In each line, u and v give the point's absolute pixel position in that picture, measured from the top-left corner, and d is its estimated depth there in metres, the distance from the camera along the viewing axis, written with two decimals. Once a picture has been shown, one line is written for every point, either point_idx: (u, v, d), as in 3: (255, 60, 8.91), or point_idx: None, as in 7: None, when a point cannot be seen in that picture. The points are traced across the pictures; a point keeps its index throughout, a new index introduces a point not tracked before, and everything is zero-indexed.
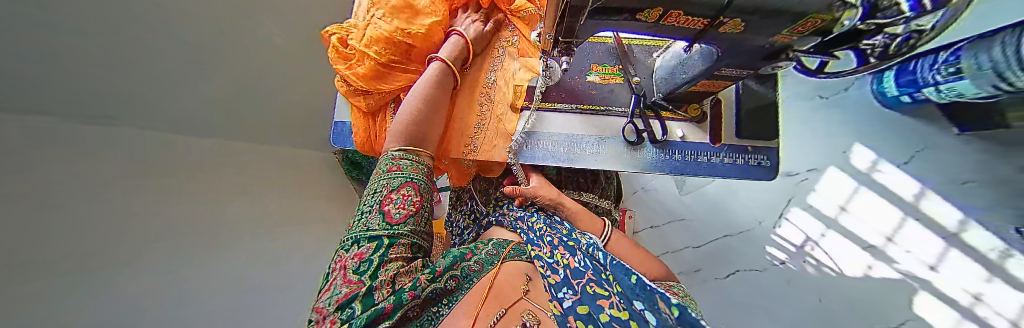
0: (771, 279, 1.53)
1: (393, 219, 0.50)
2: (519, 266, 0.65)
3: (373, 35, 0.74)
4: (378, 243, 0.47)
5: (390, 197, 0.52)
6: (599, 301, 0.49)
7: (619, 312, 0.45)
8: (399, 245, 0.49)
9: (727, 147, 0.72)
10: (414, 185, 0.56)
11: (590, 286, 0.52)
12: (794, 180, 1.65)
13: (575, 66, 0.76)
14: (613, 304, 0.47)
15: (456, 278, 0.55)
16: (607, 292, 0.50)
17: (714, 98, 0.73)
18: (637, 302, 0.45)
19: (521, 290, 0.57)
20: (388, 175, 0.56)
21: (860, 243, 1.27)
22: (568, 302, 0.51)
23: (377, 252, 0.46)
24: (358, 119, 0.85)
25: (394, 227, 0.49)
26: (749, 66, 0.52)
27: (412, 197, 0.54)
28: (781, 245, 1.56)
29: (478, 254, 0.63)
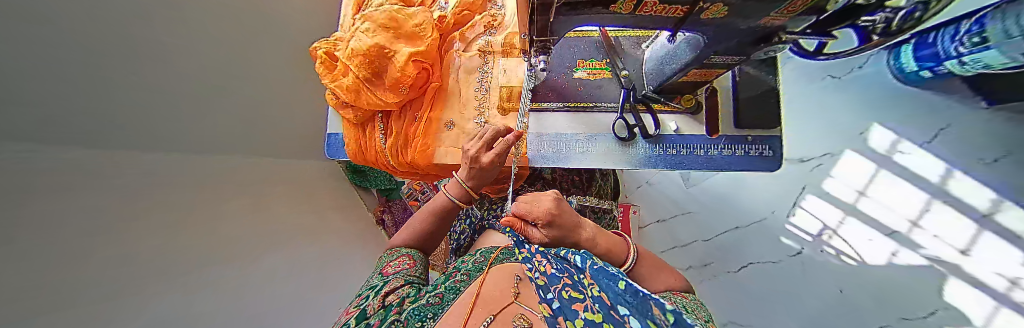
0: (788, 270, 1.50)
1: (389, 272, 0.62)
2: (508, 267, 0.61)
3: (354, 48, 0.69)
4: (372, 289, 0.57)
5: (385, 263, 0.66)
6: (574, 306, 0.34)
7: (591, 314, 0.31)
8: (394, 282, 0.59)
9: (726, 138, 0.68)
10: (406, 253, 0.69)
11: (563, 289, 0.38)
12: (808, 167, 1.59)
13: (560, 62, 0.74)
14: (587, 305, 0.32)
15: (439, 295, 0.56)
16: (582, 295, 0.35)
17: (709, 88, 0.69)
18: (620, 307, 0.28)
19: (511, 294, 0.51)
20: (388, 253, 0.69)
21: (883, 229, 1.40)
22: (555, 303, 0.38)
23: (371, 292, 0.56)
24: (348, 130, 0.88)
25: (386, 277, 0.61)
26: (739, 52, 0.49)
27: (406, 261, 0.66)
28: (798, 234, 1.53)
29: (465, 267, 0.67)
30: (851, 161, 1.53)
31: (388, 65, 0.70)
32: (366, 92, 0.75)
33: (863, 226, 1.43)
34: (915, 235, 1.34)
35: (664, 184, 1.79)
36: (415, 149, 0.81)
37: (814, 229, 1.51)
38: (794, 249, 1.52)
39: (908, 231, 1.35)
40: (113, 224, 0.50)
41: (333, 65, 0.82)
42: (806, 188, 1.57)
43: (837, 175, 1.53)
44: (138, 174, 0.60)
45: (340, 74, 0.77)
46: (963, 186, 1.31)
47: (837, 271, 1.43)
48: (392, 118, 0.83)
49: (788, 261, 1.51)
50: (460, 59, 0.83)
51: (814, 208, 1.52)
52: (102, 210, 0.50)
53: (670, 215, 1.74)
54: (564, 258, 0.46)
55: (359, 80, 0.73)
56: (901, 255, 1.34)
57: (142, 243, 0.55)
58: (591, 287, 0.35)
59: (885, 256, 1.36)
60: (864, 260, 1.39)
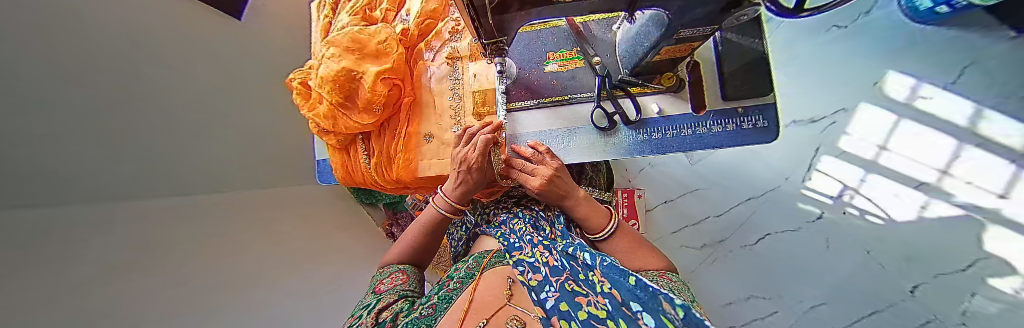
0: (807, 237, 1.43)
1: (382, 288, 0.61)
2: (502, 270, 0.60)
3: (322, 75, 0.69)
4: (366, 308, 0.56)
5: (381, 279, 0.65)
6: (578, 299, 0.45)
7: (596, 310, 0.42)
8: (387, 297, 0.58)
9: (713, 113, 0.64)
10: (402, 270, 0.67)
11: (568, 284, 0.48)
12: (821, 126, 1.50)
13: (528, 57, 0.71)
14: (591, 302, 0.43)
15: (434, 305, 0.55)
16: (586, 291, 0.46)
17: (690, 62, 0.65)
18: (631, 303, 0.40)
19: (504, 296, 0.53)
20: (381, 272, 0.69)
21: (909, 182, 1.29)
22: (550, 302, 0.47)
23: (366, 310, 0.55)
24: (335, 154, 0.89)
25: (378, 294, 0.59)
26: (710, 22, 0.44)
27: (400, 275, 0.65)
28: (816, 198, 1.45)
29: (458, 274, 0.63)
30: (866, 114, 1.42)
31: (357, 87, 0.69)
32: (342, 117, 0.74)
33: (887, 182, 1.33)
34: (946, 185, 1.23)
35: (668, 163, 1.73)
36: (398, 166, 0.80)
37: (833, 191, 1.42)
38: (814, 214, 1.43)
39: (937, 181, 1.25)
40: (34, 307, 0.47)
41: (309, 93, 0.81)
42: (821, 148, 1.48)
43: (851, 132, 1.44)
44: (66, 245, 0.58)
45: (315, 102, 0.76)
46: (987, 128, 1.22)
47: (862, 231, 1.34)
48: (373, 138, 0.83)
49: (808, 228, 1.44)
50: (432, 69, 0.82)
51: (831, 168, 1.44)
52: (31, 291, 0.48)
53: (677, 195, 1.69)
54: (573, 255, 0.55)
55: (332, 106, 0.72)
56: (932, 207, 1.23)
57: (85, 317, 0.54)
58: (600, 284, 0.46)
59: (914, 211, 1.26)
60: (890, 217, 1.30)
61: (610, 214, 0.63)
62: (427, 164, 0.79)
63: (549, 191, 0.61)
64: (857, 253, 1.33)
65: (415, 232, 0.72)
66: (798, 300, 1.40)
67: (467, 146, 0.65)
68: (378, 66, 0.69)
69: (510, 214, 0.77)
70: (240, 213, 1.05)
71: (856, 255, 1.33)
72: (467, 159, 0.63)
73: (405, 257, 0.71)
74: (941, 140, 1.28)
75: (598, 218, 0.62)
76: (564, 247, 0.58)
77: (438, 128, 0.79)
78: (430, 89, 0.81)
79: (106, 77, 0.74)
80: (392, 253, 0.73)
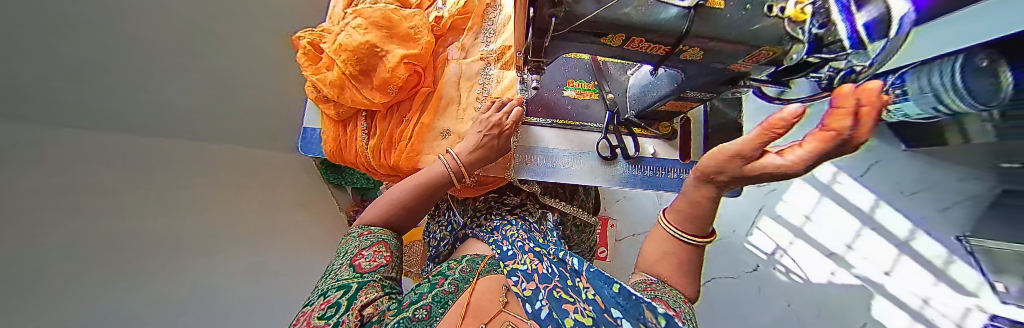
0: (743, 285, 1.67)
1: (364, 267, 0.53)
2: (494, 278, 0.58)
3: (341, 43, 0.68)
4: (347, 289, 0.48)
5: (362, 253, 0.56)
6: (566, 306, 0.45)
7: (584, 318, 0.42)
8: (370, 287, 0.50)
9: (697, 164, 0.74)
10: (386, 244, 0.61)
11: (557, 291, 0.48)
12: (765, 191, 1.86)
13: (551, 79, 0.77)
14: (579, 309, 0.44)
15: (427, 307, 0.52)
16: (573, 297, 0.46)
17: (683, 117, 0.75)
18: (611, 309, 0.43)
19: (499, 302, 0.52)
20: (363, 237, 0.60)
21: (823, 251, 1.56)
22: (543, 311, 0.46)
23: (346, 295, 0.47)
24: (330, 126, 0.85)
25: (362, 275, 0.52)
26: (710, 90, 0.54)
27: (384, 252, 0.58)
28: (755, 253, 1.75)
29: (452, 275, 0.62)
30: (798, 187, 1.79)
31: (377, 64, 0.69)
32: (350, 89, 0.73)
33: (807, 247, 1.61)
34: (849, 257, 1.46)
35: (641, 199, 1.89)
36: (400, 152, 0.79)
37: (768, 248, 1.73)
38: (752, 265, 1.71)
39: (843, 253, 1.49)
40: None
41: (317, 56, 0.78)
42: (763, 210, 1.84)
43: (787, 200, 1.79)
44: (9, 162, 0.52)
45: (324, 68, 0.74)
46: (888, 214, 1.48)
47: (785, 286, 1.56)
48: (378, 119, 0.81)
49: (745, 276, 1.69)
50: (458, 66, 0.84)
51: (768, 229, 1.78)
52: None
53: (644, 229, 1.84)
54: (562, 261, 0.57)
55: (344, 76, 0.70)
56: (838, 275, 1.45)
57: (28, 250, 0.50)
58: (585, 290, 0.48)
59: (825, 276, 1.48)
60: (807, 278, 1.51)
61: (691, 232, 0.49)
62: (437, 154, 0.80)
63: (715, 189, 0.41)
64: (779, 306, 1.51)
65: (397, 195, 0.65)
66: None
67: (500, 112, 0.67)
68: (405, 51, 0.70)
69: (503, 221, 0.78)
70: (197, 170, 0.96)
71: (777, 307, 1.52)
72: (502, 124, 0.66)
73: (385, 223, 0.65)
74: (850, 219, 1.56)
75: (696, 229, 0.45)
76: (554, 253, 0.60)
77: (457, 124, 0.81)
78: (453, 85, 0.83)
79: None
80: (367, 213, 0.66)
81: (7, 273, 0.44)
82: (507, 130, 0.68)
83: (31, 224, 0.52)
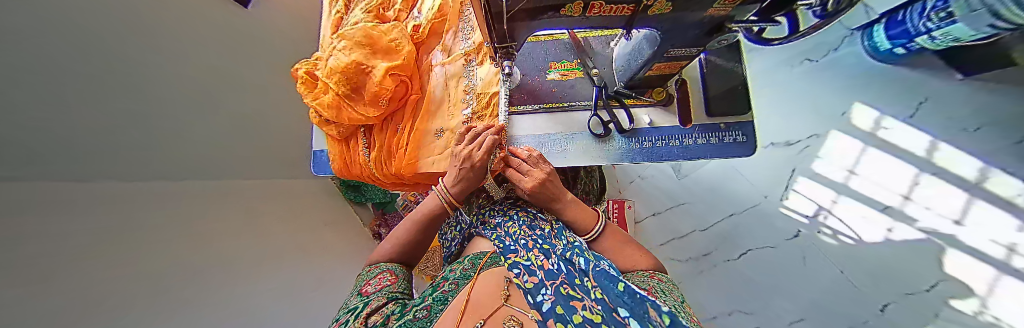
0: (786, 255, 1.49)
1: (369, 291, 0.58)
2: (498, 272, 0.60)
3: (331, 66, 0.71)
4: (354, 310, 0.52)
5: (368, 282, 0.61)
6: (573, 302, 0.41)
7: (591, 315, 0.37)
8: (375, 301, 0.54)
9: (699, 127, 0.70)
10: (390, 270, 0.65)
11: (565, 288, 0.45)
12: (797, 149, 1.61)
13: (533, 65, 0.76)
14: (586, 306, 0.39)
15: (427, 308, 0.53)
16: (580, 295, 0.43)
17: (678, 80, 0.71)
18: (620, 309, 0.36)
19: (500, 296, 0.51)
20: (371, 271, 0.66)
21: (876, 205, 1.38)
22: (545, 305, 0.43)
23: (353, 314, 0.51)
24: (334, 146, 0.89)
25: (367, 297, 0.56)
26: (695, 43, 0.50)
27: (388, 277, 0.63)
28: (793, 217, 1.53)
29: (454, 275, 0.64)
30: (838, 140, 1.55)
31: (366, 80, 0.72)
32: (346, 108, 0.75)
33: (856, 204, 1.42)
34: (908, 209, 1.32)
35: (656, 176, 1.82)
36: (400, 160, 0.81)
37: (809, 210, 1.50)
38: (791, 231, 1.51)
39: (899, 205, 1.34)
40: (28, 264, 0.49)
41: (314, 83, 0.82)
42: (797, 170, 1.59)
43: (823, 157, 1.55)
44: (69, 221, 0.62)
45: (320, 92, 0.78)
46: (947, 158, 1.33)
47: (834, 251, 1.40)
48: (376, 132, 0.84)
49: (785, 245, 1.50)
50: (442, 68, 0.84)
51: (807, 190, 1.53)
52: (55, 262, 0.54)
53: (665, 207, 1.76)
54: (569, 260, 0.55)
55: (338, 96, 0.73)
56: (898, 231, 1.31)
57: (103, 291, 0.59)
58: (594, 291, 0.44)
59: (882, 233, 1.34)
60: (861, 239, 1.37)
61: (598, 216, 0.69)
62: (436, 156, 0.79)
63: (539, 194, 0.66)
64: (833, 272, 1.38)
65: (406, 228, 0.72)
66: (778, 315, 1.42)
67: (472, 145, 0.67)
68: (388, 63, 0.72)
69: (505, 217, 0.78)
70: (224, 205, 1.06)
71: (831, 273, 1.38)
72: (472, 157, 0.66)
73: (396, 257, 0.70)
74: (903, 167, 1.39)
75: (587, 220, 0.68)
76: (562, 251, 0.58)
77: (447, 122, 0.80)
78: (441, 87, 0.83)
79: (81, 41, 0.70)
80: (379, 251, 0.71)
81: (49, 312, 0.48)
82: (478, 161, 0.66)
83: (72, 264, 0.57)
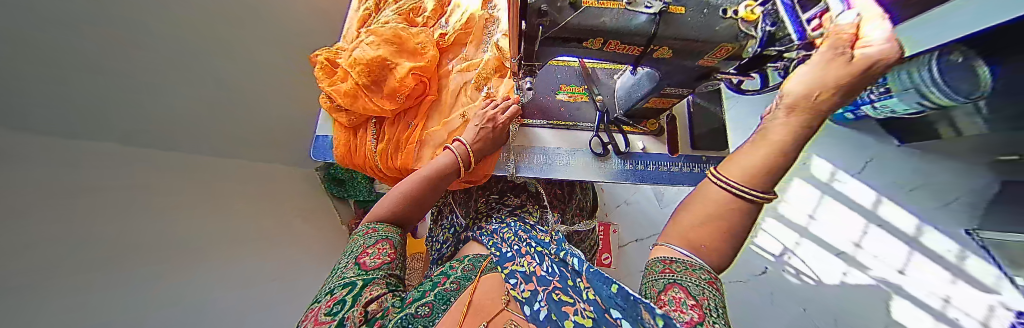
0: (755, 288, 1.56)
1: (368, 265, 0.51)
2: (494, 279, 0.58)
3: (357, 58, 0.76)
4: (353, 286, 0.46)
5: (366, 252, 0.54)
6: (565, 308, 0.43)
7: (583, 319, 0.40)
8: (375, 285, 0.48)
9: (685, 157, 0.79)
10: (390, 241, 0.59)
11: (556, 293, 0.46)
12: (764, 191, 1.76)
13: (545, 86, 0.86)
14: (578, 310, 0.42)
15: (429, 305, 0.50)
16: (572, 299, 0.45)
17: (669, 115, 0.82)
18: (610, 311, 0.40)
19: (502, 301, 0.51)
20: (367, 235, 0.58)
21: (832, 250, 1.50)
22: (542, 313, 0.44)
23: (351, 293, 0.45)
24: (340, 132, 0.91)
25: (368, 272, 0.50)
26: (686, 85, 0.60)
27: (387, 249, 0.56)
28: (761, 253, 1.63)
29: (455, 274, 0.63)
30: (800, 188, 1.70)
31: (388, 75, 0.77)
32: (362, 97, 0.79)
33: (816, 247, 1.53)
34: (859, 257, 1.43)
35: (642, 203, 1.93)
36: (408, 154, 0.85)
37: (775, 249, 1.62)
38: (759, 267, 1.60)
39: (852, 252, 1.46)
40: None
41: (332, 69, 0.85)
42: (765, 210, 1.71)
43: (789, 199, 1.70)
44: None
45: (338, 80, 0.81)
46: (890, 212, 1.48)
47: (798, 290, 1.48)
48: (387, 124, 0.87)
49: (755, 280, 1.58)
50: (458, 75, 0.90)
51: (774, 230, 1.65)
52: None
53: (647, 235, 1.84)
54: (563, 260, 0.56)
55: (358, 86, 0.77)
56: (851, 275, 1.41)
57: None
58: (585, 292, 0.46)
59: (837, 276, 1.43)
60: (820, 279, 1.46)
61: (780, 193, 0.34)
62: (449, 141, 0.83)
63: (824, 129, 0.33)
64: (795, 309, 1.45)
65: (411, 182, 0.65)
66: None
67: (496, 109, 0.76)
68: (414, 62, 0.79)
69: (502, 224, 0.79)
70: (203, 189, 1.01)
71: (794, 310, 1.45)
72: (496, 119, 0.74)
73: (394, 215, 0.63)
74: (855, 216, 1.54)
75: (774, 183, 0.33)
76: (555, 252, 0.59)
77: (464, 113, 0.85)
78: (459, 87, 0.88)
79: None
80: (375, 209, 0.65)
81: None
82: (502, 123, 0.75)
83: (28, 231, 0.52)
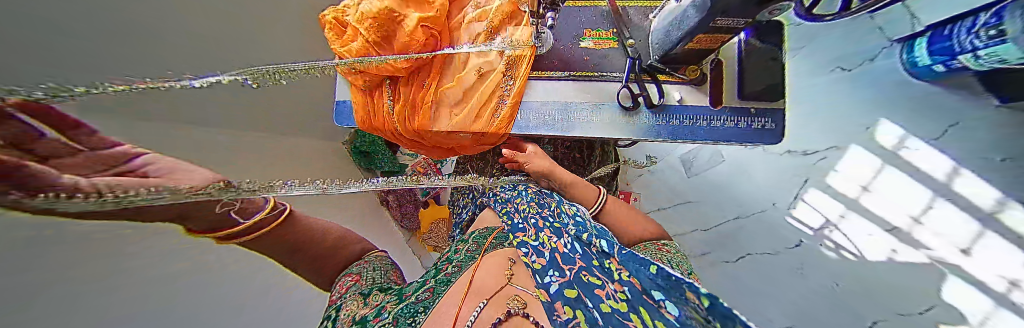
0: (784, 260, 1.45)
1: (335, 296, 0.55)
2: (506, 252, 0.66)
3: (365, 11, 0.69)
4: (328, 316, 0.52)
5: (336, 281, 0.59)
6: (596, 291, 0.50)
7: (619, 304, 0.48)
8: (349, 301, 0.53)
9: (729, 110, 0.69)
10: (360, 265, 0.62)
11: (584, 275, 0.53)
12: (811, 160, 1.54)
13: (567, 32, 0.77)
14: (611, 294, 0.49)
15: (430, 289, 0.59)
16: (601, 281, 0.51)
17: (714, 60, 0.69)
18: (654, 292, 0.44)
19: (506, 277, 0.59)
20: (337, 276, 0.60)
21: (882, 225, 1.27)
22: (553, 286, 0.53)
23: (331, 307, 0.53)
24: (357, 97, 0.89)
25: (334, 302, 0.54)
26: (744, 14, 0.49)
27: (347, 280, 0.57)
28: (798, 227, 1.47)
29: (457, 257, 0.67)
30: (856, 156, 1.43)
31: (397, 29, 0.70)
32: (374, 57, 0.73)
33: (864, 221, 1.32)
34: (916, 232, 1.19)
35: (666, 173, 1.85)
36: (422, 116, 0.80)
37: (815, 222, 1.43)
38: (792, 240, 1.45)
39: (908, 228, 1.21)
40: None
41: (341, 30, 0.79)
42: (809, 181, 1.51)
43: (841, 170, 1.45)
44: None
45: (349, 39, 0.76)
46: (970, 185, 1.17)
47: (832, 264, 1.32)
48: (400, 85, 0.81)
49: (785, 254, 1.45)
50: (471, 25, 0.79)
51: (815, 201, 1.46)
52: None
53: (670, 205, 1.79)
54: (587, 241, 0.57)
55: (367, 44, 0.71)
56: (901, 252, 1.19)
57: None
58: (618, 272, 0.51)
59: (884, 253, 1.22)
60: (862, 255, 1.26)
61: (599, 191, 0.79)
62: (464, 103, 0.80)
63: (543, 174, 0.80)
64: (825, 284, 1.30)
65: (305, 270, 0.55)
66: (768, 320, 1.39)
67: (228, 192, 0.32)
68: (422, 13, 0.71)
69: (514, 192, 0.77)
70: None
71: (823, 285, 1.30)
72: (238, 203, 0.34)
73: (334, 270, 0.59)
74: (917, 189, 1.25)
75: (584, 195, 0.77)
76: (574, 230, 0.60)
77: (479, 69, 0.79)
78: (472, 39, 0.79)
79: None
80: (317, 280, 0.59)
81: None
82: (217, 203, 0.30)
83: None
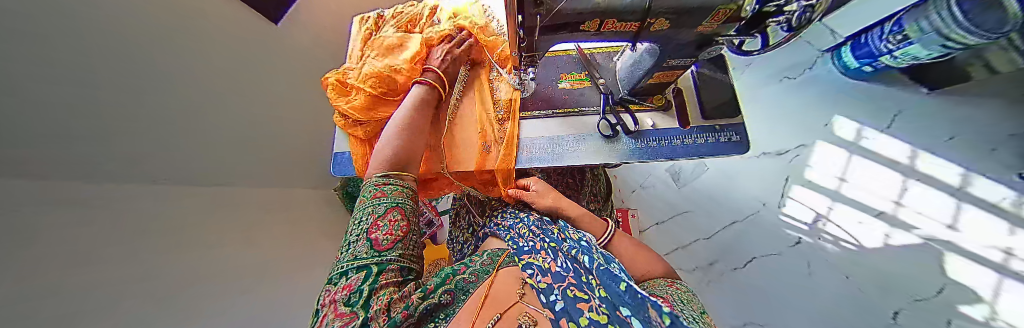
0: (790, 262, 1.43)
1: (381, 246, 0.53)
2: (513, 271, 0.63)
3: (367, 71, 0.80)
4: (367, 273, 0.49)
5: (378, 225, 0.56)
6: (580, 304, 0.46)
7: (597, 316, 0.42)
8: (388, 273, 0.50)
9: (697, 128, 0.78)
10: (400, 211, 0.60)
11: (570, 290, 0.49)
12: (787, 159, 1.63)
13: (546, 77, 0.88)
14: (592, 307, 0.44)
15: (451, 292, 0.55)
16: (588, 295, 0.47)
17: (675, 89, 0.82)
18: (622, 308, 0.41)
19: (517, 293, 0.55)
20: (377, 202, 0.60)
21: (870, 211, 1.38)
22: (557, 305, 0.49)
23: (365, 282, 0.47)
24: (356, 147, 0.94)
25: (382, 254, 0.52)
26: (688, 54, 0.60)
27: (398, 222, 0.58)
28: (794, 224, 1.49)
29: (473, 267, 0.66)
30: (823, 149, 1.57)
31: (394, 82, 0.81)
32: (380, 108, 0.84)
33: (852, 210, 1.41)
34: (902, 215, 1.32)
35: (657, 187, 1.88)
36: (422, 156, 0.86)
37: (808, 217, 1.48)
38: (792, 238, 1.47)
39: (893, 211, 1.34)
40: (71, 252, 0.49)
41: (345, 89, 0.87)
42: (791, 178, 1.59)
43: (814, 165, 1.56)
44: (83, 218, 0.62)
45: (352, 96, 0.84)
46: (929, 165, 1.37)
47: (839, 257, 1.36)
48: None
49: (789, 252, 1.45)
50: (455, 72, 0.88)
51: (802, 196, 1.52)
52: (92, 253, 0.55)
53: (668, 217, 1.77)
54: (575, 258, 0.58)
55: (371, 99, 0.81)
56: (895, 236, 1.30)
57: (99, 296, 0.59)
58: (597, 288, 0.48)
59: (881, 238, 1.32)
60: (862, 244, 1.34)
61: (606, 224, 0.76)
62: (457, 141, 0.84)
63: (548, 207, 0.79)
64: (838, 278, 1.33)
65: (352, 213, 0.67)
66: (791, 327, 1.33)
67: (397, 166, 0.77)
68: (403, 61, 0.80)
69: (517, 219, 0.81)
70: None
71: (835, 280, 1.33)
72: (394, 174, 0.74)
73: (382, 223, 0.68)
74: (888, 173, 1.42)
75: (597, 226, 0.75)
76: (568, 248, 0.61)
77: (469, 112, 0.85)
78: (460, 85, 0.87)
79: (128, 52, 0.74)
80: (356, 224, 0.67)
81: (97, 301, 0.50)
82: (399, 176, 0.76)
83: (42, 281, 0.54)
